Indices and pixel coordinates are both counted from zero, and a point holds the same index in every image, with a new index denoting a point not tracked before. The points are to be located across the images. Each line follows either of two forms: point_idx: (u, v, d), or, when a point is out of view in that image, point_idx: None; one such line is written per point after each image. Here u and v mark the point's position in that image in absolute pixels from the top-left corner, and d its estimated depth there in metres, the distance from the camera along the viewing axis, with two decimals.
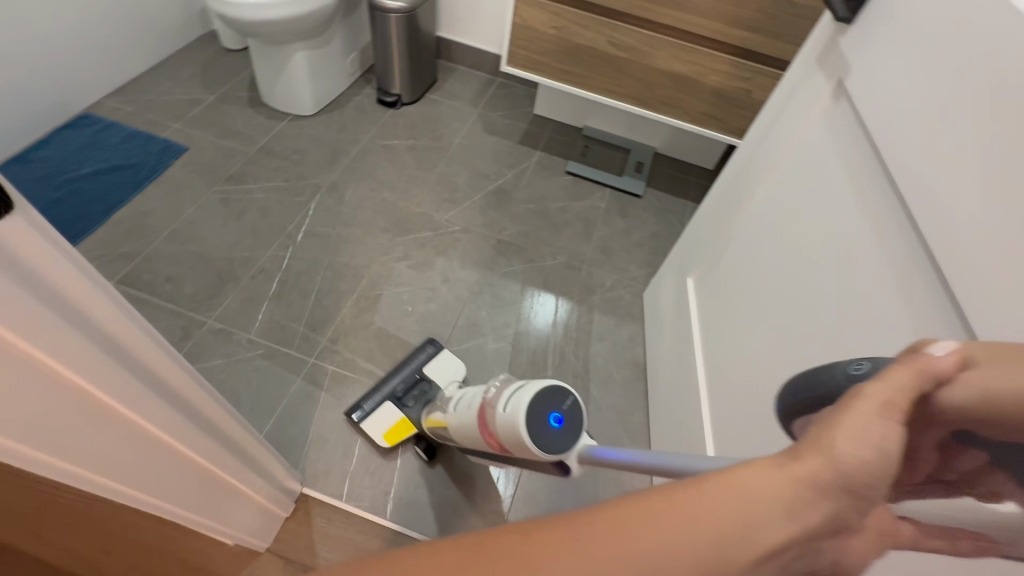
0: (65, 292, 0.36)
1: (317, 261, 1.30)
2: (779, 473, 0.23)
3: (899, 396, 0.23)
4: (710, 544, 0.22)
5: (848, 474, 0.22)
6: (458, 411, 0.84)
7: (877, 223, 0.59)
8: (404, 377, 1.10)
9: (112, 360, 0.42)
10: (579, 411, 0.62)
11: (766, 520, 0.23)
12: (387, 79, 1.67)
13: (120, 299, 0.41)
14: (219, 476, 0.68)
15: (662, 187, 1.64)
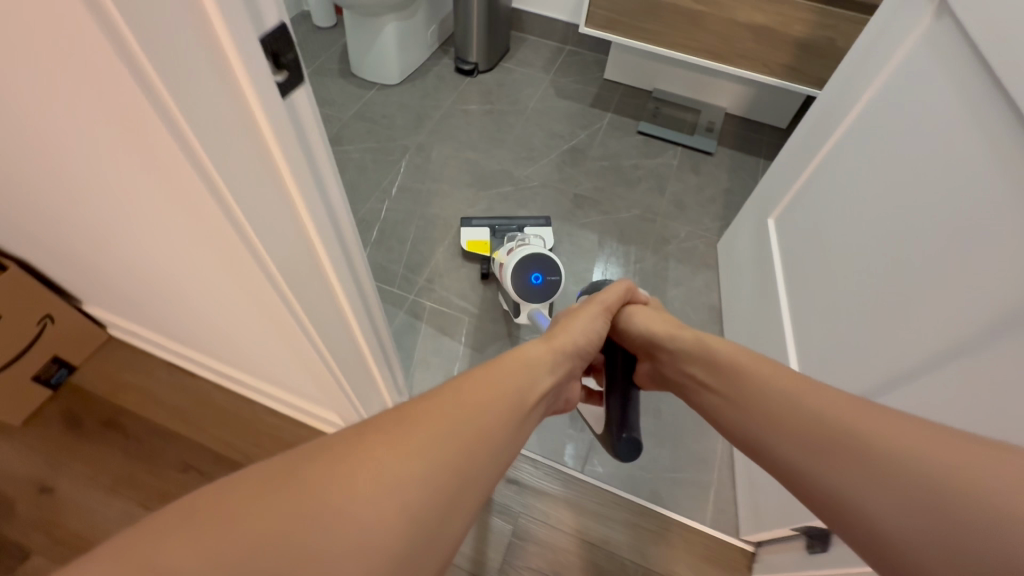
0: (315, 154, 0.47)
1: (411, 212, 1.42)
2: (538, 344, 0.59)
3: (610, 307, 0.74)
4: (518, 381, 0.51)
5: (579, 342, 0.65)
6: (507, 251, 1.13)
7: (987, 133, 0.62)
8: (511, 223, 1.35)
9: (330, 224, 0.54)
10: (553, 288, 1.09)
11: (528, 368, 0.54)
12: (466, 48, 1.77)
13: (337, 175, 0.51)
14: (367, 362, 0.80)
15: (734, 146, 1.66)
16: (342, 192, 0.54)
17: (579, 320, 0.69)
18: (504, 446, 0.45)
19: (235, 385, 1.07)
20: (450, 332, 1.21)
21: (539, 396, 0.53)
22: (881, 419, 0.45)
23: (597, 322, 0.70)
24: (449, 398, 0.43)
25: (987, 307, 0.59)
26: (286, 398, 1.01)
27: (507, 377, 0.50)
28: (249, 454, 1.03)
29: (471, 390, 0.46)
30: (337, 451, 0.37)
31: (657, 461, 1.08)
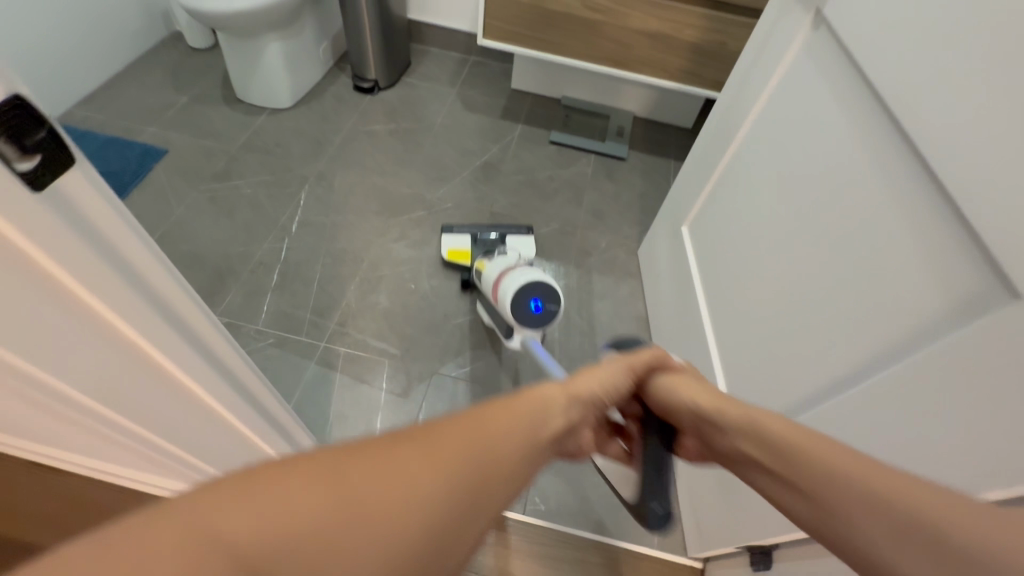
0: (125, 256, 0.38)
1: (315, 248, 1.31)
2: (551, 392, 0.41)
3: (637, 360, 0.48)
4: (548, 413, 0.39)
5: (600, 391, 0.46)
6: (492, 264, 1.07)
7: (869, 143, 0.63)
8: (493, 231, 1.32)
9: (157, 320, 0.44)
10: (551, 316, 0.95)
11: (548, 414, 0.39)
12: (362, 65, 1.67)
13: (158, 252, 0.41)
14: (255, 439, 0.72)
15: (645, 149, 1.67)
16: (176, 269, 0.43)
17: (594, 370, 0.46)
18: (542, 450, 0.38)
19: (118, 479, 0.94)
20: (369, 379, 1.11)
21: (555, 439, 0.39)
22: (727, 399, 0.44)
23: (614, 378, 0.47)
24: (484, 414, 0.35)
25: (882, 320, 0.59)
26: (170, 485, 0.89)
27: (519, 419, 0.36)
28: None
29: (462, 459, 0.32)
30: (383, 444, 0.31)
31: (600, 486, 1.04)
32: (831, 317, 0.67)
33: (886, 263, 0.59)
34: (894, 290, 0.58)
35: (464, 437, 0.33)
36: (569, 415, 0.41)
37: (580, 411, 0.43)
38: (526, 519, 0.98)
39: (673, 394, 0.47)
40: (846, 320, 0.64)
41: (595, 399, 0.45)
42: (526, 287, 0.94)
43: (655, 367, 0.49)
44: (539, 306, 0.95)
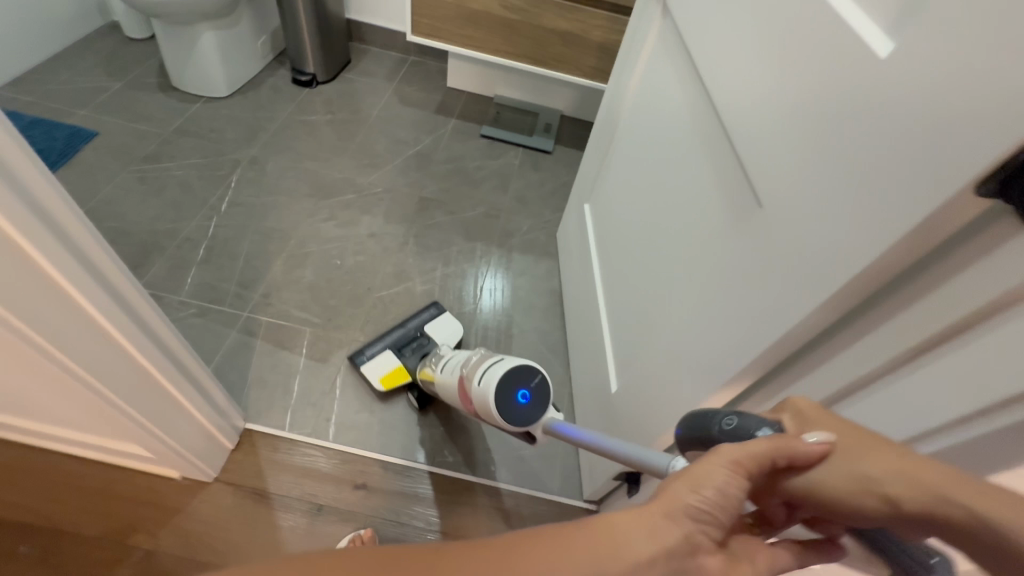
0: (11, 164, 0.46)
1: (244, 226, 1.35)
2: (637, 522, 0.35)
3: (745, 457, 0.36)
4: (616, 561, 0.33)
5: (709, 507, 0.36)
6: (444, 370, 0.97)
7: (693, 109, 0.74)
8: (407, 330, 1.18)
9: (48, 232, 0.51)
10: (545, 386, 0.79)
11: (626, 549, 0.34)
12: (300, 59, 1.73)
13: (32, 155, 0.47)
14: (156, 377, 0.75)
15: (570, 144, 1.79)
16: (51, 174, 0.50)
17: (696, 481, 0.36)
18: None
19: (20, 437, 0.93)
20: (289, 345, 1.16)
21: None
22: (878, 453, 0.35)
23: (722, 480, 0.36)
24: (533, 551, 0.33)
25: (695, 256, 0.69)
26: (78, 440, 0.90)
27: (595, 555, 0.33)
28: (44, 513, 0.90)
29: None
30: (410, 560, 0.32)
31: (508, 441, 1.12)
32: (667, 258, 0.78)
33: (696, 203, 0.70)
34: (699, 225, 0.69)
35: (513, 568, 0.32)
36: (662, 541, 0.34)
37: (672, 538, 0.34)
38: (434, 470, 1.05)
39: (842, 478, 0.36)
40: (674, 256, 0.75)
41: (696, 512, 0.35)
42: (507, 383, 0.78)
43: (778, 452, 0.37)
44: (529, 399, 0.78)
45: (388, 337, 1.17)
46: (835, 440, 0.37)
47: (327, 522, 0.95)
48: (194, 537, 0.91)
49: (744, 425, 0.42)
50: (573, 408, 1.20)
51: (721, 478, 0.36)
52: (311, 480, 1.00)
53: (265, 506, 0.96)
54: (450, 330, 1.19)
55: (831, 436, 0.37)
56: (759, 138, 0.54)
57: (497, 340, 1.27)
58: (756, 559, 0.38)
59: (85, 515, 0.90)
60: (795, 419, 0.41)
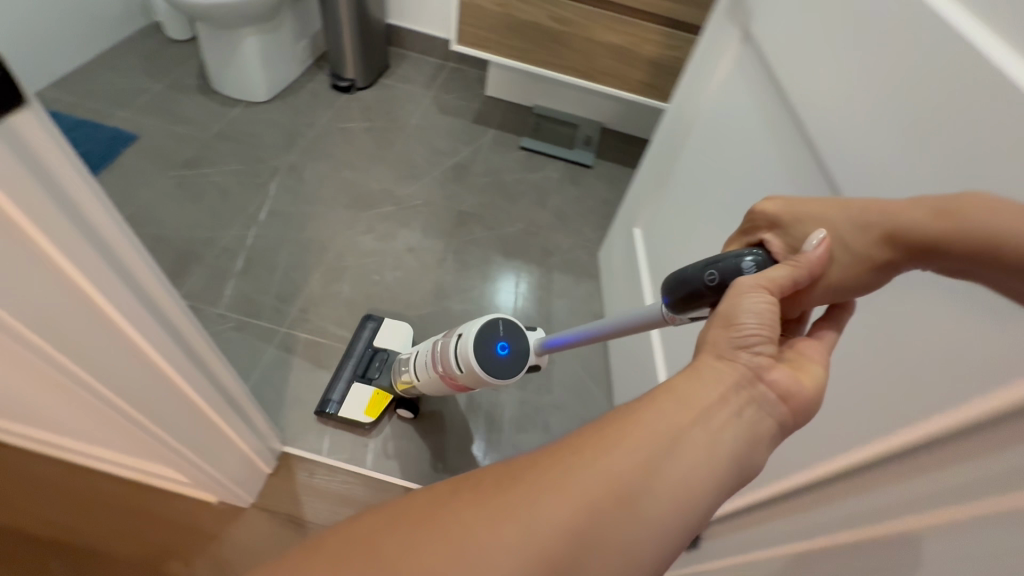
0: (73, 193, 0.42)
1: (282, 237, 1.32)
2: (695, 376, 0.41)
3: (772, 283, 0.43)
4: (685, 412, 0.39)
5: (756, 337, 0.42)
6: (419, 373, 0.93)
7: (784, 144, 0.69)
8: (358, 356, 1.10)
9: (105, 264, 0.47)
10: (511, 325, 0.80)
11: (689, 399, 0.40)
12: (340, 64, 1.71)
13: (100, 193, 0.43)
14: (201, 406, 0.71)
15: (611, 159, 1.74)
16: (112, 206, 0.45)
17: (734, 317, 0.42)
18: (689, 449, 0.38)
19: (58, 451, 0.91)
20: (326, 365, 1.13)
21: (707, 417, 0.39)
22: (862, 211, 0.43)
23: (758, 304, 0.42)
24: (611, 426, 0.39)
25: None
26: (117, 460, 0.88)
27: (660, 420, 0.39)
28: (82, 532, 0.88)
29: (578, 478, 0.37)
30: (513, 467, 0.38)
31: None
32: None
33: None
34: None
35: (585, 452, 0.38)
36: (723, 382, 0.41)
37: (732, 373, 0.41)
38: None
39: (850, 260, 0.43)
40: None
41: (745, 341, 0.42)
42: (483, 345, 0.78)
43: (793, 262, 0.44)
44: (508, 346, 0.80)
45: (344, 372, 1.08)
46: (835, 232, 0.44)
47: None
48: (231, 565, 0.88)
49: (727, 271, 0.46)
50: None
51: (758, 303, 0.42)
52: (349, 509, 0.97)
53: (302, 535, 0.93)
54: (396, 328, 1.14)
55: (828, 230, 0.44)
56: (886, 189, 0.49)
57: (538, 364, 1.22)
58: (810, 355, 0.45)
59: (122, 538, 0.88)
60: (778, 236, 0.48)
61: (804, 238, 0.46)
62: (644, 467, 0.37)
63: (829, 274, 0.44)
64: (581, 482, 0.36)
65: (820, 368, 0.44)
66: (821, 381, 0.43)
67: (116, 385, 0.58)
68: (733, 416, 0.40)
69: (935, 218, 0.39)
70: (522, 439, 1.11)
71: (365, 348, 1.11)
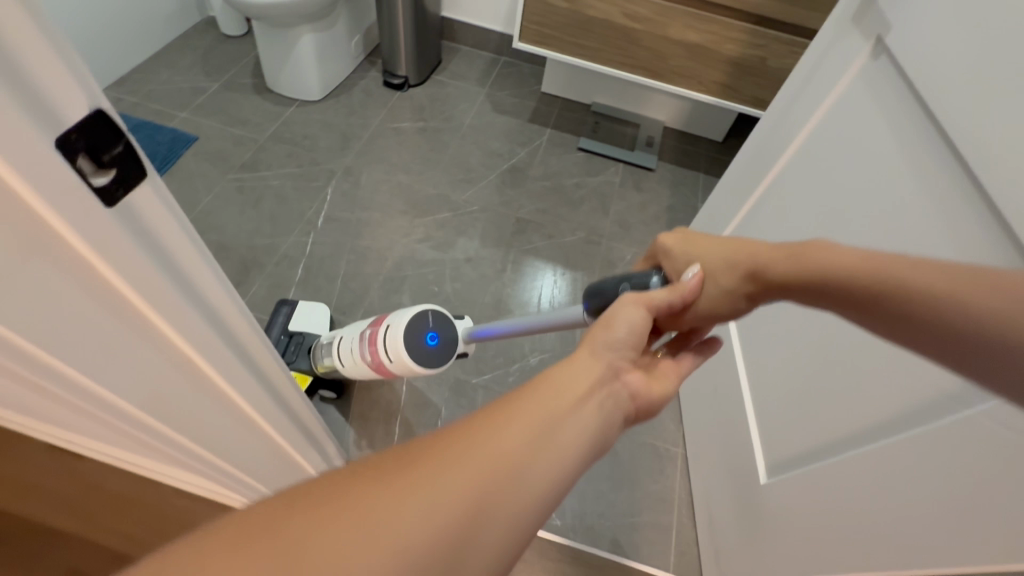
0: (183, 265, 0.37)
1: (340, 244, 1.30)
2: (569, 367, 0.41)
3: (650, 300, 0.47)
4: (561, 398, 0.39)
5: (622, 340, 0.44)
6: (343, 359, 0.89)
7: (922, 172, 0.61)
8: (276, 342, 1.04)
9: (207, 329, 0.43)
10: (437, 312, 0.78)
11: (563, 386, 0.40)
12: (393, 60, 1.66)
13: (214, 265, 0.40)
14: (283, 446, 0.68)
15: (674, 161, 1.65)
16: (219, 270, 0.41)
17: (608, 324, 0.45)
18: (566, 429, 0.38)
19: (130, 466, 0.90)
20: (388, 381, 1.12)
21: (580, 403, 0.39)
22: (731, 248, 0.49)
23: (636, 316, 0.45)
24: (481, 413, 0.37)
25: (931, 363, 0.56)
26: (184, 478, 0.86)
27: (537, 399, 0.38)
28: (156, 550, 0.88)
29: (464, 461, 0.33)
30: (377, 465, 0.33)
31: (616, 503, 1.04)
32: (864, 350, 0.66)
33: None
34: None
35: (464, 436, 0.35)
36: (592, 376, 0.41)
37: (601, 368, 0.42)
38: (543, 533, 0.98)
39: (717, 293, 0.49)
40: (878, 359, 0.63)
41: (615, 344, 0.44)
42: (412, 337, 0.76)
43: (679, 290, 0.48)
44: (436, 336, 0.77)
45: None
46: (708, 267, 0.50)
47: None
48: None
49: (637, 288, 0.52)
50: (685, 470, 1.10)
51: (631, 316, 0.45)
52: None
53: None
54: (311, 311, 1.10)
55: (702, 266, 0.50)
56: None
57: None
58: (667, 372, 0.49)
59: None
60: (670, 264, 0.53)
61: (684, 270, 0.51)
62: (531, 441, 0.36)
63: (699, 299, 0.50)
64: (458, 479, 0.33)
65: (669, 382, 0.48)
66: (669, 392, 0.47)
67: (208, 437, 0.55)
68: (602, 406, 0.41)
69: (783, 258, 0.45)
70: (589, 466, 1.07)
71: (282, 334, 1.06)
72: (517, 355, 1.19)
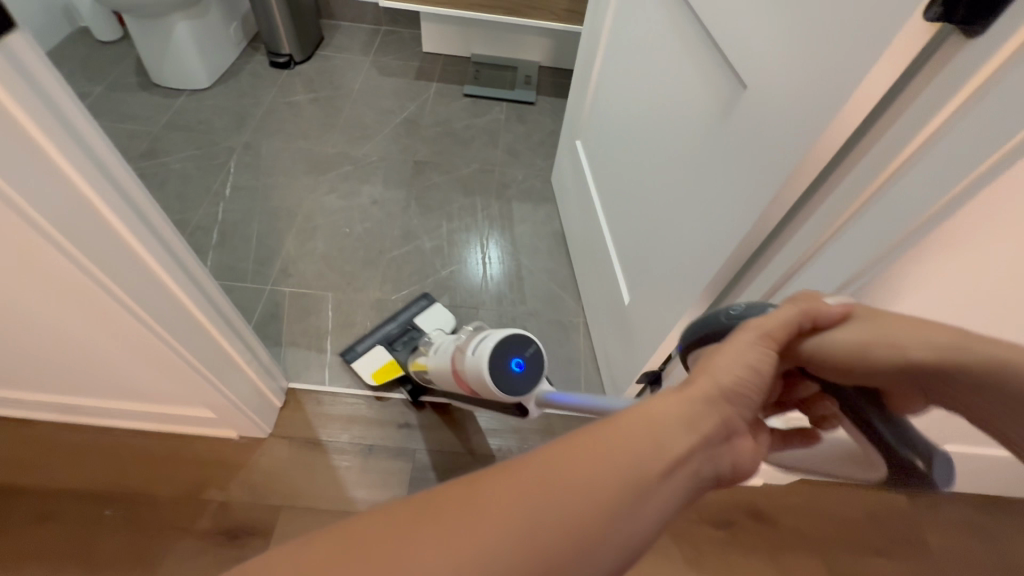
0: (60, 107, 0.47)
1: (250, 208, 1.39)
2: (677, 408, 0.36)
3: (776, 328, 0.41)
4: (654, 460, 0.34)
5: (727, 380, 0.39)
6: (436, 355, 0.97)
7: (671, 14, 0.79)
8: (397, 325, 1.17)
9: (99, 173, 0.53)
10: (538, 358, 0.81)
11: (664, 442, 0.35)
12: (274, 40, 1.73)
13: (88, 113, 0.50)
14: (213, 330, 0.78)
15: (552, 93, 1.83)
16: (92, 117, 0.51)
17: (723, 355, 0.40)
18: (652, 500, 0.33)
19: (86, 419, 1.00)
20: (314, 311, 1.22)
21: (676, 468, 0.34)
22: (896, 315, 0.40)
23: (753, 355, 0.40)
24: (566, 460, 0.33)
25: (690, 147, 0.74)
26: (140, 414, 0.96)
27: (622, 467, 0.33)
28: (117, 482, 0.97)
29: (533, 524, 0.31)
30: (446, 510, 0.31)
31: None
32: (661, 165, 0.84)
33: (682, 103, 0.76)
34: (692, 127, 0.74)
35: (534, 497, 0.31)
36: (695, 422, 0.36)
37: (708, 419, 0.37)
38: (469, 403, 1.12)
39: (859, 340, 0.40)
40: (672, 161, 0.80)
41: (724, 381, 0.39)
42: (501, 360, 0.79)
43: (796, 327, 0.41)
44: (523, 367, 0.80)
45: (379, 332, 1.16)
46: (857, 307, 0.42)
47: (378, 459, 1.03)
48: (261, 484, 0.98)
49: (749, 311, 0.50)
50: (588, 334, 1.27)
51: (748, 351, 0.40)
52: (357, 424, 1.07)
53: (319, 452, 1.03)
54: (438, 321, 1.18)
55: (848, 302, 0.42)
56: (755, 15, 0.58)
57: (508, 282, 1.34)
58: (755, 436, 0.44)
59: (154, 480, 0.97)
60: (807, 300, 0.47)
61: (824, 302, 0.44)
62: (610, 514, 0.32)
63: (833, 336, 0.41)
64: (521, 537, 0.30)
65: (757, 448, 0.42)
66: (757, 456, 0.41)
67: (138, 301, 0.65)
68: (698, 471, 0.36)
69: (975, 340, 0.36)
70: None
71: (407, 324, 1.18)
72: (430, 272, 1.33)
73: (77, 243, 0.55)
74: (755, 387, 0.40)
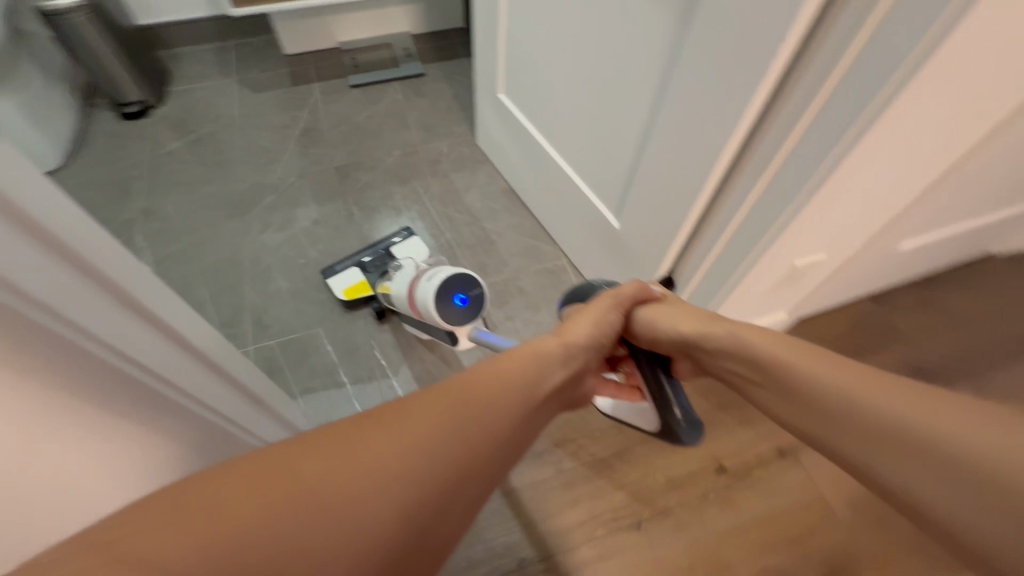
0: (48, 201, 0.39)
1: (187, 275, 1.25)
2: (551, 343, 0.58)
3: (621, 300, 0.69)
4: (533, 383, 0.52)
5: (584, 333, 0.62)
6: (400, 278, 1.02)
7: None
8: (374, 249, 1.22)
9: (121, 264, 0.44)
10: (481, 299, 0.89)
11: (539, 370, 0.53)
12: (116, 90, 1.50)
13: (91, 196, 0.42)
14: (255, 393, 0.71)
15: (437, 59, 1.78)
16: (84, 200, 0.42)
17: (585, 317, 0.65)
18: (528, 412, 0.50)
19: None
20: (311, 349, 1.15)
21: (545, 396, 0.53)
22: (686, 308, 0.68)
23: (606, 316, 0.66)
24: (480, 376, 0.49)
25: (650, 59, 0.79)
26: None
27: (517, 389, 0.50)
28: None
29: (456, 422, 0.43)
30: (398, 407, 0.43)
31: (542, 320, 1.24)
32: (619, 85, 0.87)
33: (626, 20, 0.79)
34: (646, 39, 0.78)
35: (461, 406, 0.45)
36: (557, 355, 0.56)
37: (566, 354, 0.58)
38: None
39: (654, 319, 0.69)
40: (631, 76, 0.84)
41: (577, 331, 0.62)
42: (443, 294, 0.87)
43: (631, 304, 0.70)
44: (464, 302, 0.88)
45: (356, 254, 1.22)
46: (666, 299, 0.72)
47: None
48: None
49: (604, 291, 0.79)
50: (575, 269, 1.32)
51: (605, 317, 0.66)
52: None
53: None
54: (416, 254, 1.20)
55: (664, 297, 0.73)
56: None
57: (483, 251, 1.34)
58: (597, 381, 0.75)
59: None
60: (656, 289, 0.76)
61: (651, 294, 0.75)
62: (507, 420, 0.47)
63: (644, 312, 0.70)
64: (451, 427, 0.43)
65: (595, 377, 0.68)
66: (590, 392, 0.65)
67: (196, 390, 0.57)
68: (555, 394, 0.55)
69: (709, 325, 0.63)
70: (507, 308, 1.25)
71: (387, 251, 1.22)
72: None
73: (134, 346, 0.46)
74: (602, 337, 0.64)
